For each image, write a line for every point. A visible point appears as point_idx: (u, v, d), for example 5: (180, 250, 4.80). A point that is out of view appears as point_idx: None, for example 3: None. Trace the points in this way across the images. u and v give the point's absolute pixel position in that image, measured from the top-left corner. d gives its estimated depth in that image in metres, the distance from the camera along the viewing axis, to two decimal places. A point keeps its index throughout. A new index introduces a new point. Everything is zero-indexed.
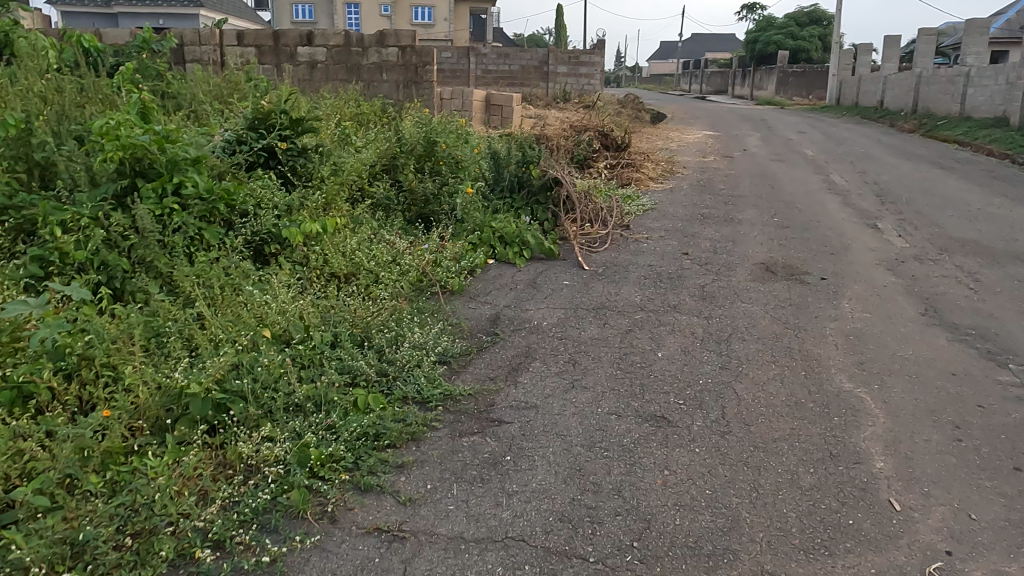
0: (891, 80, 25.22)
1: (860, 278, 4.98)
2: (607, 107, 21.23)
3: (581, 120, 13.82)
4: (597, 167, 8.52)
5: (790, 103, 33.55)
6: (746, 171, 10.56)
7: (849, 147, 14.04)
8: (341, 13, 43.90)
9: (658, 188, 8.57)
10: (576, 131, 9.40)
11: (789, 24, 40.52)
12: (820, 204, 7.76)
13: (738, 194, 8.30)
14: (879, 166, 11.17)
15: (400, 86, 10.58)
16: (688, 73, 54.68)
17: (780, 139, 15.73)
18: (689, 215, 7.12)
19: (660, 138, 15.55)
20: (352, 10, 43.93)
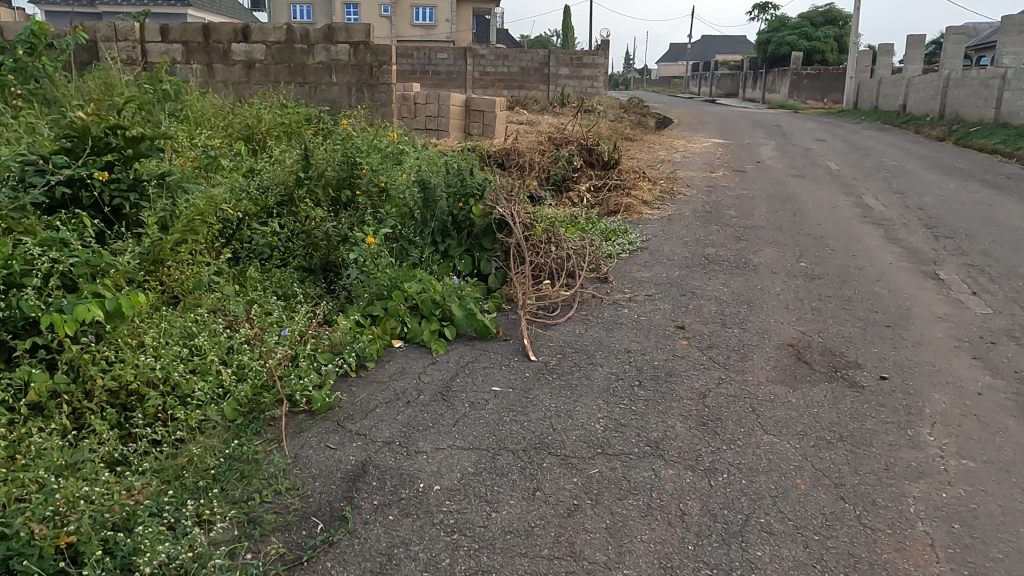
0: (915, 83, 23.50)
1: (938, 375, 3.38)
2: (608, 112, 19.61)
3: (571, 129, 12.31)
4: (578, 190, 6.93)
5: (804, 107, 31.83)
6: (762, 190, 8.93)
7: (878, 159, 12.39)
8: (340, 14, 42.48)
9: (652, 216, 6.95)
10: (556, 144, 7.84)
11: (803, 24, 38.77)
12: (858, 239, 6.16)
13: (752, 224, 6.68)
14: (918, 183, 9.52)
15: (352, 90, 9.00)
16: (697, 75, 53.03)
17: (798, 149, 14.10)
18: (690, 257, 5.52)
19: (662, 149, 13.92)
20: (351, 11, 42.48)
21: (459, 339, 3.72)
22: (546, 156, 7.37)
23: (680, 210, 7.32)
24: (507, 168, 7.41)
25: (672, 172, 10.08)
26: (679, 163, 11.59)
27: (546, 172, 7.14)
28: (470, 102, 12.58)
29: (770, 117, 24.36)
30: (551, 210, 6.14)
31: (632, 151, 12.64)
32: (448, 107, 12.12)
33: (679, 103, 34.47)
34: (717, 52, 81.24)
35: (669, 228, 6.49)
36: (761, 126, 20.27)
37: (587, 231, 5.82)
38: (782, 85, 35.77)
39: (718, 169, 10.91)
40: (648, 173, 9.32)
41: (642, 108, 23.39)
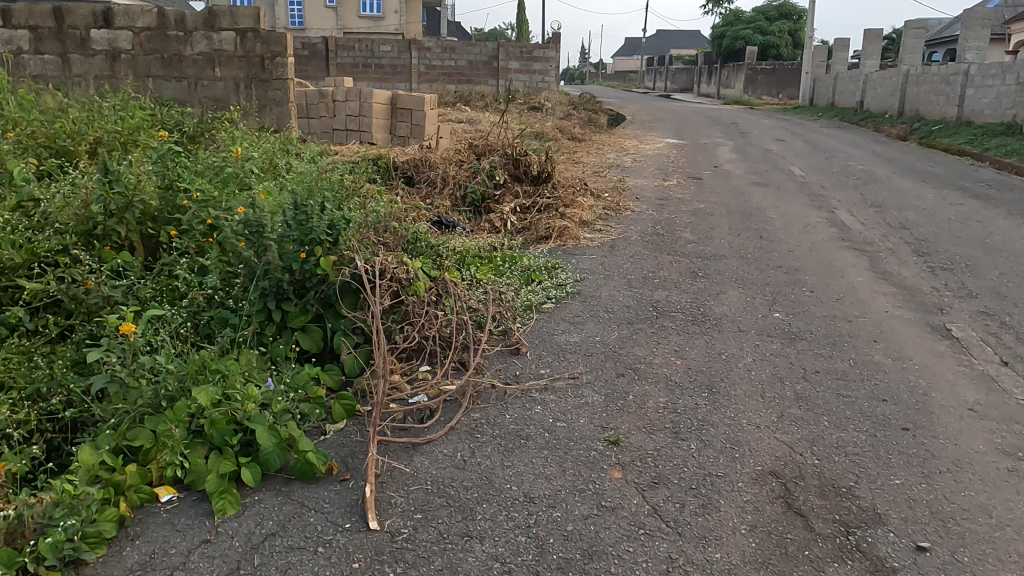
0: (873, 79, 22.82)
1: (1003, 542, 2.21)
2: (557, 109, 18.37)
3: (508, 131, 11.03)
4: (500, 212, 5.67)
5: (760, 103, 31.11)
6: (721, 203, 7.78)
7: (843, 162, 11.42)
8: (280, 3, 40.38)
9: (591, 242, 5.75)
10: (477, 150, 6.52)
11: (758, 18, 38.06)
12: (840, 275, 5.02)
13: (710, 254, 5.52)
14: (894, 193, 8.51)
15: (240, 85, 7.58)
16: (651, 70, 52.30)
17: (757, 150, 13.08)
18: (634, 306, 4.30)
19: (611, 151, 12.75)
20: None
21: (274, 480, 2.41)
22: (461, 169, 6.09)
23: (624, 234, 6.13)
24: (416, 184, 6.11)
25: (620, 181, 8.94)
26: (629, 168, 10.41)
27: (460, 191, 5.86)
28: (396, 100, 11.26)
29: (726, 114, 23.43)
30: (458, 245, 4.88)
31: (578, 156, 11.44)
32: (369, 104, 10.91)
33: (632, 98, 33.47)
34: (672, 47, 80.77)
35: (610, 260, 5.28)
36: (717, 124, 19.28)
37: (500, 274, 4.56)
38: (737, 80, 35.03)
39: (671, 175, 9.76)
40: (590, 185, 8.12)
41: (593, 104, 22.23)
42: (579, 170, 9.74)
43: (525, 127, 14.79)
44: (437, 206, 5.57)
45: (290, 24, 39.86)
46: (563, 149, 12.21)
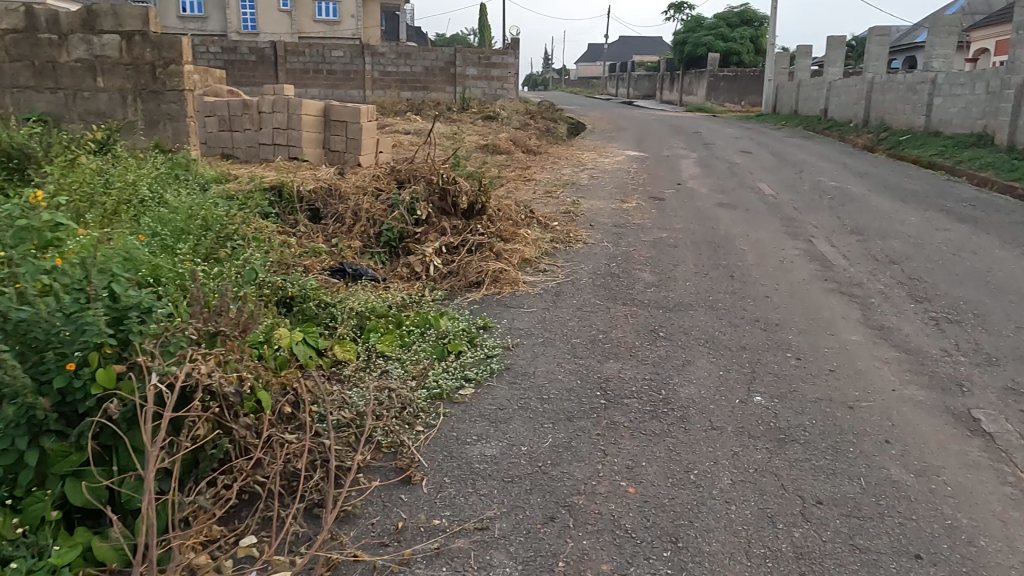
0: (837, 87, 22.36)
1: None
2: (513, 118, 17.49)
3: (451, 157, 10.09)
4: (422, 253, 4.70)
5: (723, 111, 30.65)
6: (685, 229, 6.92)
7: (814, 178, 10.67)
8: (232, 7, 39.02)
9: (531, 288, 4.81)
10: (398, 175, 5.53)
11: (719, 24, 37.69)
12: (828, 333, 4.15)
13: (673, 304, 4.62)
14: (873, 216, 7.74)
15: (127, 97, 6.50)
16: (614, 76, 51.83)
17: (723, 164, 12.33)
18: (578, 387, 3.37)
19: (567, 165, 11.87)
20: None
21: None
22: (374, 200, 5.08)
23: (571, 276, 5.19)
24: (322, 219, 5.10)
25: (574, 204, 8.06)
26: (585, 186, 9.54)
27: (373, 228, 4.85)
28: (329, 111, 10.24)
29: (688, 123, 22.79)
30: (356, 305, 3.88)
31: (529, 174, 10.54)
32: (298, 115, 9.87)
33: (594, 106, 32.82)
34: (635, 53, 80.73)
35: (553, 316, 4.34)
36: (679, 133, 18.58)
37: (406, 346, 3.58)
38: (699, 87, 34.55)
39: (631, 195, 8.91)
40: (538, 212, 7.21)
41: (552, 114, 21.43)
42: (528, 191, 8.87)
43: (477, 141, 13.87)
44: (340, 249, 4.57)
45: (242, 29, 38.46)
46: (514, 168, 11.31)
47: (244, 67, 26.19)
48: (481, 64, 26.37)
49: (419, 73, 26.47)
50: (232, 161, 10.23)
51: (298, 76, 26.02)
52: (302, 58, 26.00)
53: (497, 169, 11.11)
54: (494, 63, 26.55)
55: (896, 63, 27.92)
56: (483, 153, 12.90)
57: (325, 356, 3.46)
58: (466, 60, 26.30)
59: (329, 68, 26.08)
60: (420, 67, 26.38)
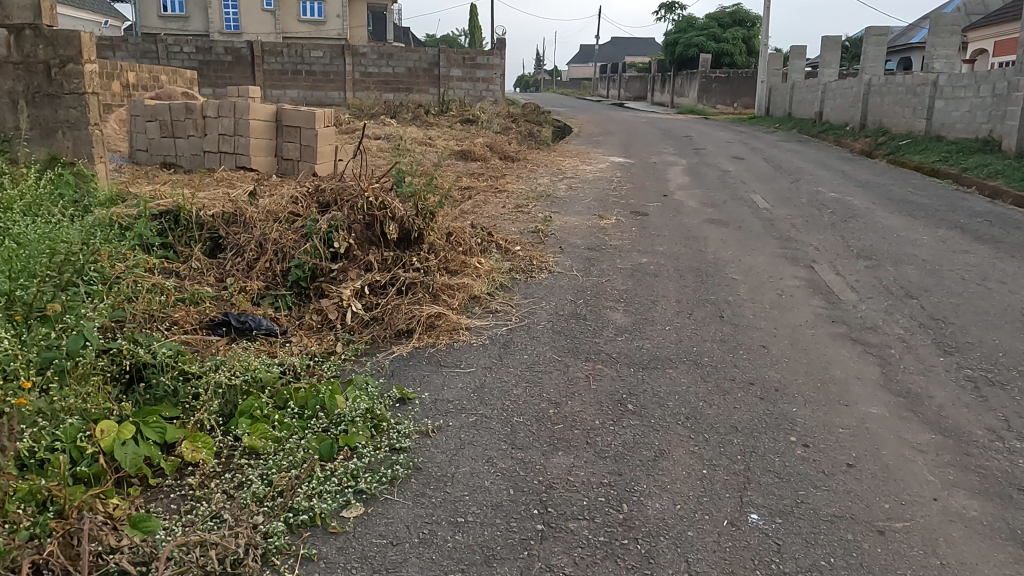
0: (833, 89, 21.56)
1: None
2: (494, 122, 16.65)
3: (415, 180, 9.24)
4: (339, 297, 3.81)
5: (714, 114, 29.86)
6: (669, 253, 6.05)
7: (812, 189, 9.83)
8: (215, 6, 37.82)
9: (475, 338, 3.93)
10: (321, 193, 4.60)
11: (711, 25, 36.88)
12: (842, 404, 3.27)
13: (646, 360, 3.74)
14: (880, 234, 6.89)
15: (18, 101, 5.59)
16: (604, 77, 51.03)
17: (713, 172, 11.49)
18: (509, 501, 2.47)
19: (545, 174, 10.99)
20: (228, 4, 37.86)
21: None
22: (285, 227, 4.18)
23: (527, 319, 4.30)
24: (223, 250, 4.19)
25: (546, 222, 7.20)
26: (562, 199, 8.66)
27: (279, 263, 3.95)
28: (281, 115, 9.34)
29: (678, 126, 21.96)
30: (230, 374, 2.98)
31: (502, 186, 9.66)
32: (245, 120, 8.98)
33: (583, 108, 32.04)
34: (626, 54, 80.06)
35: (495, 379, 3.44)
36: (669, 138, 17.76)
37: (284, 436, 2.69)
38: (690, 89, 33.80)
39: (611, 210, 8.04)
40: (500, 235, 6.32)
41: (536, 117, 20.60)
42: (496, 209, 7.99)
43: (452, 148, 13.00)
44: (231, 294, 3.68)
45: (225, 29, 37.52)
46: (487, 179, 10.44)
47: (220, 68, 25.28)
48: (465, 65, 25.53)
49: (401, 74, 25.60)
50: (175, 170, 9.33)
51: (276, 78, 25.17)
52: (280, 59, 25.11)
53: (468, 179, 10.23)
54: (479, 65, 25.70)
55: (893, 65, 27.16)
56: (456, 162, 12.03)
57: (172, 455, 2.59)
58: (450, 60, 25.44)
59: (307, 69, 25.20)
60: (401, 68, 25.50)
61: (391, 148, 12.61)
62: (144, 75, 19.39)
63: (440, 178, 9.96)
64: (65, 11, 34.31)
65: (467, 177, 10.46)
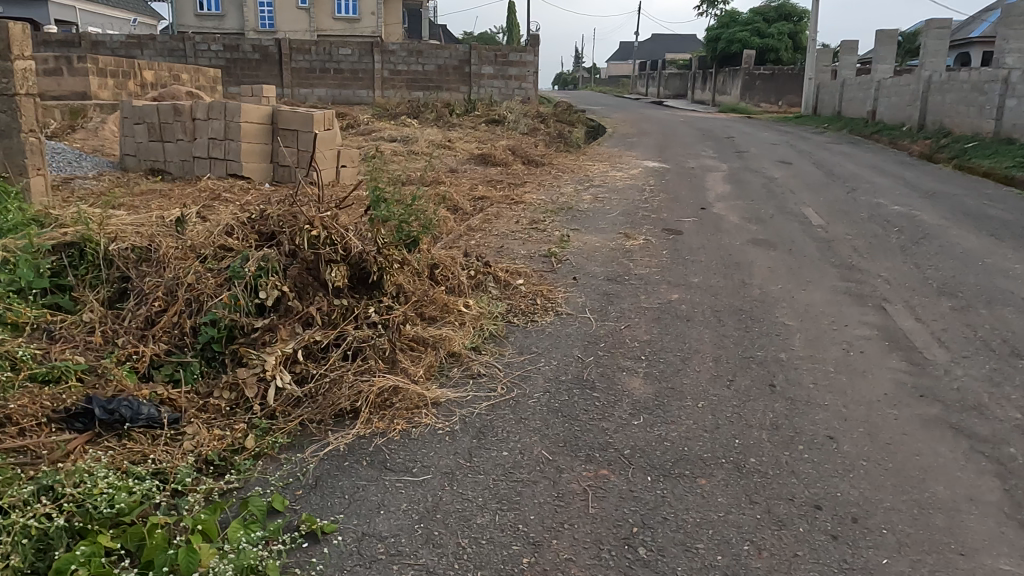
0: (888, 86, 20.11)
1: None
2: (521, 123, 15.69)
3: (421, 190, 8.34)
4: (259, 366, 2.88)
5: (758, 113, 28.45)
6: (704, 287, 5.03)
7: (871, 201, 8.67)
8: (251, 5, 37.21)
9: (441, 420, 2.99)
10: (265, 216, 3.65)
11: (756, 19, 35.32)
12: (957, 553, 2.25)
13: (671, 461, 2.76)
14: (962, 261, 5.76)
15: None
16: (644, 74, 49.66)
17: (758, 179, 10.36)
18: None
19: (571, 181, 10.00)
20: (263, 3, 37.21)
21: None
22: (205, 267, 3.26)
23: (513, 388, 3.34)
24: (128, 294, 3.28)
25: (562, 243, 6.22)
26: (585, 212, 7.66)
27: (189, 317, 3.03)
28: (278, 118, 8.51)
29: (719, 126, 20.72)
30: (54, 507, 2.07)
31: (520, 196, 8.70)
32: (236, 123, 8.17)
33: (620, 106, 30.90)
34: (667, 51, 78.35)
35: (455, 496, 2.47)
36: (710, 139, 16.59)
37: None
38: (732, 86, 32.37)
39: (640, 226, 7.01)
40: (502, 262, 5.33)
41: (569, 117, 19.59)
42: (507, 225, 7.03)
43: (473, 151, 12.07)
44: (112, 366, 2.77)
45: (259, 27, 37.21)
46: (505, 187, 9.48)
47: (248, 67, 24.79)
48: (497, 62, 24.56)
49: (431, 71, 24.79)
50: (162, 178, 8.56)
51: (303, 76, 24.58)
52: (308, 57, 24.51)
53: (484, 188, 9.29)
54: (512, 62, 24.68)
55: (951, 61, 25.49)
56: (474, 167, 11.10)
57: None
58: (481, 58, 24.53)
59: (335, 67, 24.55)
60: (431, 66, 24.68)
61: (407, 152, 11.73)
62: (164, 74, 18.90)
63: (453, 187, 9.03)
64: (101, 9, 34.37)
65: (483, 185, 9.51)
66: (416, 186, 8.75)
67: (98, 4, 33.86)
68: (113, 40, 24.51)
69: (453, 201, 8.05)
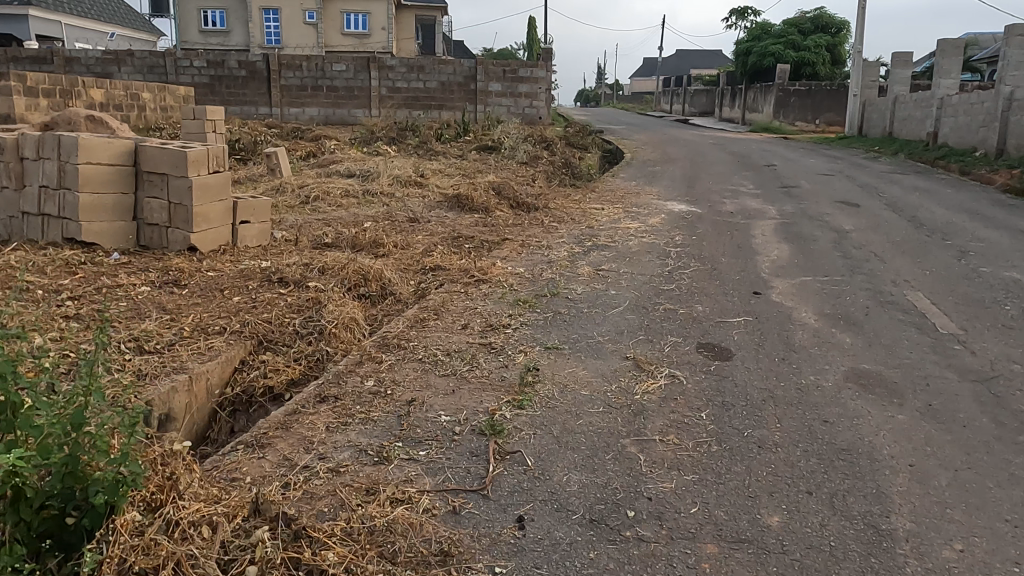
0: (955, 104, 17.22)
1: None
2: (521, 151, 13.11)
3: (342, 263, 5.76)
4: None
5: (795, 134, 25.61)
6: (797, 557, 2.34)
7: (1004, 277, 5.91)
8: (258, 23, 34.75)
9: None
10: None
11: (790, 31, 32.47)
12: None
13: None
14: None
15: None
16: (668, 92, 46.95)
17: (825, 234, 7.65)
18: None
19: (568, 238, 7.37)
20: (271, 19, 34.76)
21: None
22: None
23: None
24: None
25: (521, 391, 3.54)
26: (578, 305, 4.99)
27: None
28: (142, 155, 5.96)
29: (756, 150, 17.98)
30: None
31: (488, 266, 6.06)
32: (72, 164, 5.66)
33: (642, 126, 28.24)
34: (692, 67, 75.53)
35: None
36: (747, 169, 13.89)
37: None
38: (764, 104, 29.52)
39: (661, 341, 4.33)
40: (379, 486, 2.66)
41: (581, 146, 17.03)
42: (447, 337, 4.38)
43: (450, 191, 9.47)
44: None
45: (266, 43, 35.10)
46: (474, 250, 6.86)
47: (233, 84, 22.42)
48: (506, 79, 22.05)
49: (433, 89, 22.31)
50: None
51: (293, 94, 22.32)
52: (299, 73, 22.17)
53: (443, 251, 6.67)
54: (522, 78, 22.15)
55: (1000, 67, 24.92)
56: (446, 214, 8.49)
57: None
58: (488, 74, 22.01)
59: (328, 84, 22.22)
60: (433, 83, 22.21)
61: (363, 194, 9.16)
62: (120, 92, 16.53)
63: (396, 253, 6.43)
64: (93, 24, 32.41)
65: (444, 246, 6.91)
66: (338, 254, 6.16)
67: (88, 19, 31.92)
68: (87, 55, 22.31)
69: (382, 280, 5.44)
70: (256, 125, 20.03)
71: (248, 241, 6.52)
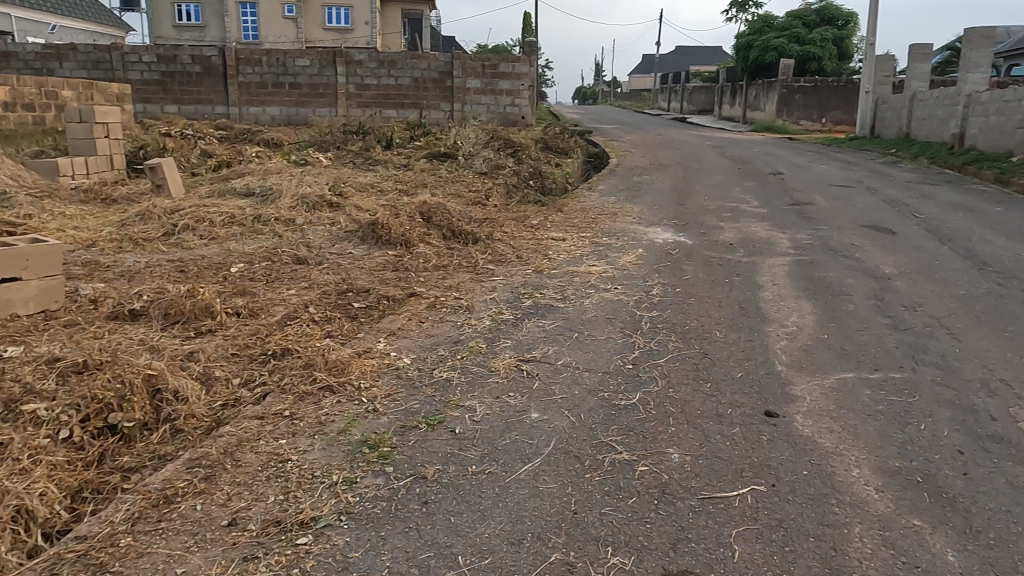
0: (985, 101, 15.10)
1: None
2: (481, 160, 10.99)
3: (113, 357, 3.63)
4: None
5: (801, 134, 23.46)
6: None
7: None
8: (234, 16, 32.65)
9: None
10: None
11: (795, 23, 30.28)
12: None
13: None
14: None
15: None
16: (666, 89, 44.71)
17: (860, 282, 5.54)
18: None
19: (503, 292, 5.25)
20: (247, 11, 32.72)
21: None
22: None
23: None
24: None
25: None
26: (463, 456, 2.88)
27: None
28: None
29: (761, 155, 15.86)
30: None
31: (354, 355, 3.95)
32: None
33: (637, 125, 26.08)
34: (692, 63, 73.27)
35: None
36: (752, 179, 11.76)
37: None
38: (767, 101, 27.37)
39: (592, 570, 2.22)
40: None
41: (562, 151, 14.89)
42: (179, 562, 2.25)
43: (370, 215, 7.37)
44: None
45: (242, 38, 32.84)
46: (357, 316, 4.78)
47: (186, 81, 20.09)
48: (484, 75, 19.90)
49: (406, 85, 20.04)
50: None
51: (250, 92, 20.16)
52: (258, 68, 19.97)
53: (306, 321, 4.56)
54: (501, 74, 19.99)
55: (1018, 70, 22.58)
56: (352, 250, 6.40)
57: None
58: (465, 68, 19.84)
59: (290, 81, 20.01)
60: (406, 79, 19.93)
61: (254, 222, 7.04)
62: (32, 90, 14.24)
63: (230, 329, 4.32)
64: (49, 18, 30.12)
65: (315, 309, 4.82)
66: (129, 335, 4.04)
67: (44, 12, 29.64)
68: (23, 50, 20.10)
69: (157, 396, 3.34)
70: (203, 127, 17.90)
71: (18, 308, 4.41)
